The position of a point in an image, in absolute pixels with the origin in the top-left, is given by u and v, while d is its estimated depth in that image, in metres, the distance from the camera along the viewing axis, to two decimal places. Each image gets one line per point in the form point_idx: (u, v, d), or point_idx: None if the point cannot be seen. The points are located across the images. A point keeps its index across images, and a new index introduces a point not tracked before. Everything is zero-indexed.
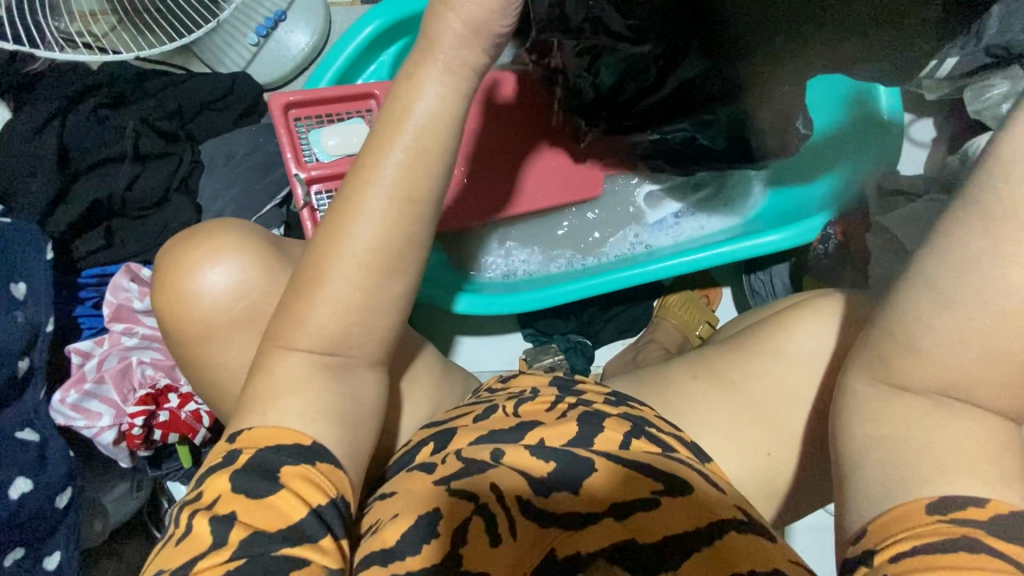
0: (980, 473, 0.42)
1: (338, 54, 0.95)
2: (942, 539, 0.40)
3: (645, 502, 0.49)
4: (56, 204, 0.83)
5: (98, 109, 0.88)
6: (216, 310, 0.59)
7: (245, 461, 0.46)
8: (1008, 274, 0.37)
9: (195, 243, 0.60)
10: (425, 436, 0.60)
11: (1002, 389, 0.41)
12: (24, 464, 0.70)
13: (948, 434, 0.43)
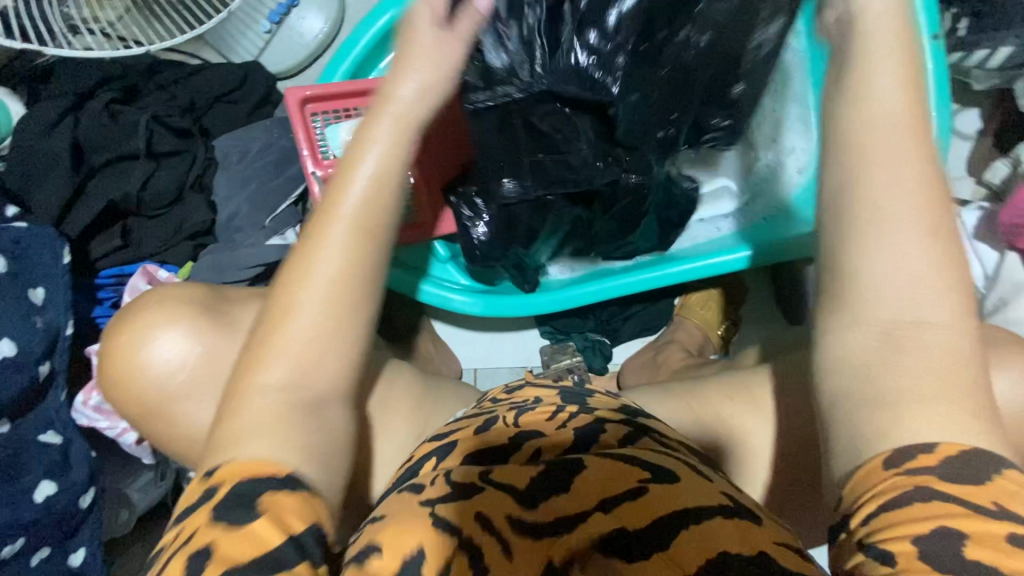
0: (957, 423, 0.40)
1: (353, 46, 0.91)
2: (899, 494, 0.39)
3: (634, 491, 0.47)
4: (71, 205, 0.82)
5: (111, 105, 0.86)
6: (168, 380, 0.63)
7: (224, 494, 0.43)
8: (887, 231, 0.42)
9: (129, 324, 0.64)
10: (426, 449, 0.59)
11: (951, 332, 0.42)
12: (48, 466, 0.71)
13: (911, 381, 0.41)
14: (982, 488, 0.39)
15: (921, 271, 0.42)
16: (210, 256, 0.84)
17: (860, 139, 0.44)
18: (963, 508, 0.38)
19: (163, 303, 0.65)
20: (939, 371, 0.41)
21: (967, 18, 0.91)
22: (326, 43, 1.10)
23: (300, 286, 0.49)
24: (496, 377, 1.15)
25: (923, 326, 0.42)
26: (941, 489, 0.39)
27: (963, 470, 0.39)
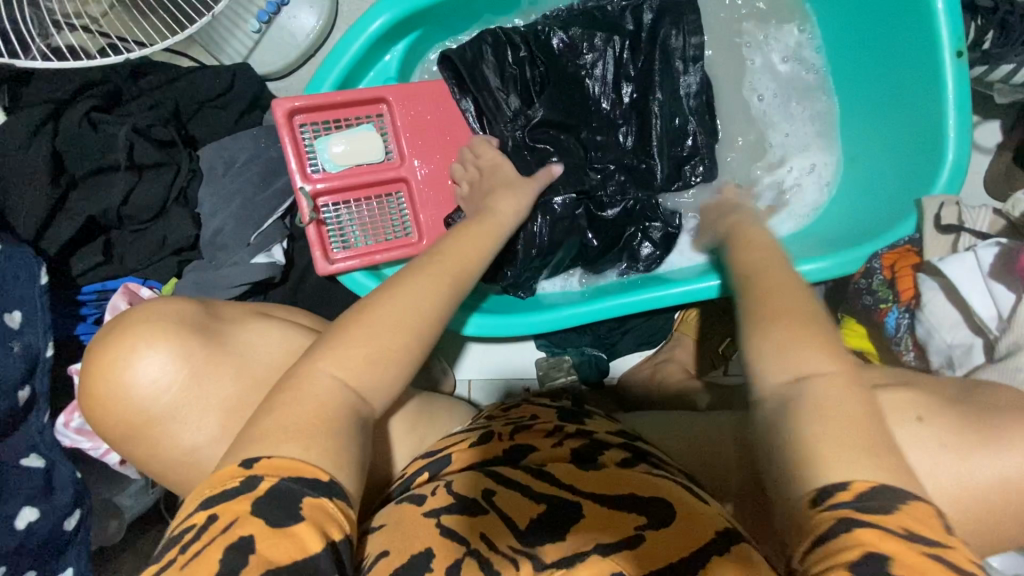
0: (865, 462, 0.45)
1: (343, 53, 0.87)
2: (826, 527, 0.42)
3: (631, 537, 0.50)
4: (50, 220, 0.79)
5: (91, 113, 0.83)
6: (147, 404, 0.59)
7: (265, 488, 0.43)
8: (775, 315, 0.53)
9: (112, 342, 0.59)
10: (421, 464, 0.63)
11: (843, 393, 0.48)
12: (31, 492, 0.70)
13: (821, 429, 0.47)
14: (892, 515, 0.42)
15: (790, 340, 0.50)
16: (192, 273, 0.84)
17: (741, 266, 0.61)
18: (878, 531, 0.41)
19: (153, 319, 0.61)
20: (846, 415, 0.47)
21: (994, 31, 0.85)
22: (318, 42, 1.05)
23: (332, 347, 0.51)
24: (490, 389, 1.13)
25: (815, 378, 0.49)
26: (863, 519, 0.42)
27: (872, 500, 0.43)
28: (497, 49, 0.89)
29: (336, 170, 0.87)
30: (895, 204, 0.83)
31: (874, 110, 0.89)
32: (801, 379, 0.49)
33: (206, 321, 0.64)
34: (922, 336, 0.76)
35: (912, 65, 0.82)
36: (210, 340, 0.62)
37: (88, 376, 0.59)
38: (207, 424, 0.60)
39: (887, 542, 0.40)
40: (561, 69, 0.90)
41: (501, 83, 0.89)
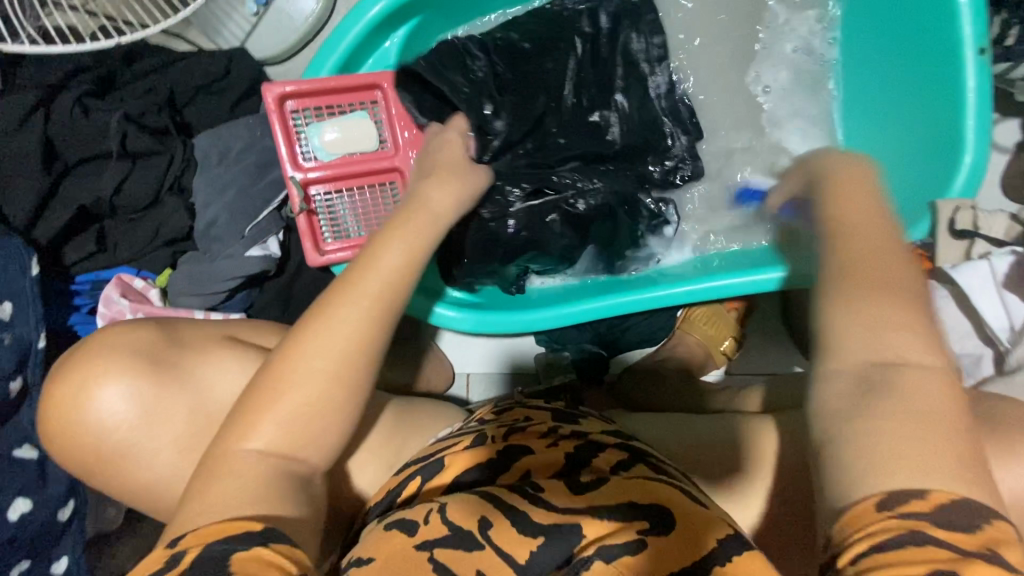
0: (939, 469, 0.40)
1: (341, 39, 0.84)
2: (892, 536, 0.38)
3: (636, 543, 0.50)
4: (43, 209, 0.78)
5: (83, 98, 0.81)
6: (105, 441, 0.58)
7: (191, 560, 0.41)
8: (871, 290, 0.46)
9: (59, 383, 0.59)
10: (413, 470, 0.63)
11: (930, 398, 0.42)
12: (23, 484, 0.70)
13: (897, 432, 0.41)
14: (969, 534, 0.38)
15: (874, 320, 0.45)
16: (186, 264, 0.83)
17: (831, 221, 0.52)
18: (947, 547, 0.38)
19: (90, 356, 0.60)
20: (925, 413, 0.42)
21: (1020, 27, 0.82)
22: (318, 26, 1.02)
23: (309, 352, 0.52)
24: (489, 385, 1.12)
25: (907, 367, 0.44)
26: (933, 535, 0.38)
27: (951, 515, 0.39)
28: (459, 57, 0.86)
29: (328, 158, 0.85)
30: (908, 205, 0.79)
31: (887, 108, 0.86)
32: (890, 364, 0.44)
33: (163, 349, 0.63)
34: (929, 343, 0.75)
35: (932, 63, 0.79)
36: (162, 374, 0.61)
37: (46, 418, 0.59)
38: (166, 459, 0.60)
39: (959, 561, 0.37)
40: (527, 71, 0.87)
41: (467, 88, 0.85)
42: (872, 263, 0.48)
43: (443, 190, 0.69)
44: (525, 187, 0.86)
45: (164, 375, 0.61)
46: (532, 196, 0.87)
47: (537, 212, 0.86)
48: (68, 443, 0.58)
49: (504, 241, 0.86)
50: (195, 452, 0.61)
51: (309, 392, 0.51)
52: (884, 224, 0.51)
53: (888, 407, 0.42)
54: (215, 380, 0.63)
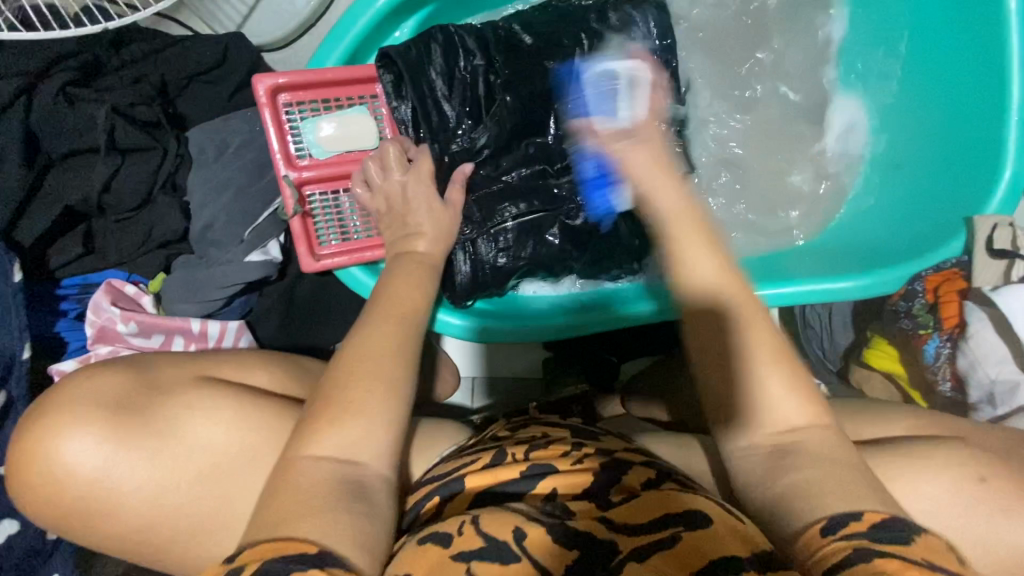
0: (860, 496, 0.45)
1: (349, 27, 0.79)
2: (843, 554, 0.41)
3: (664, 541, 0.47)
4: (24, 207, 0.72)
5: (67, 87, 0.75)
6: (84, 491, 0.56)
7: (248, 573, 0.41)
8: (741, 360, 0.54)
9: (28, 436, 0.56)
10: (432, 489, 0.60)
11: (829, 447, 0.50)
12: (10, 504, 0.66)
13: (813, 476, 0.47)
14: (910, 545, 0.41)
15: (768, 389, 0.53)
16: (181, 268, 0.78)
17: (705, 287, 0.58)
18: (898, 559, 0.39)
19: (61, 400, 0.58)
20: (832, 461, 0.48)
21: None
22: (319, 10, 0.95)
23: (347, 389, 0.55)
24: (493, 390, 1.09)
25: (805, 431, 0.51)
26: (877, 546, 0.41)
27: (888, 533, 0.42)
28: (447, 52, 0.80)
29: (322, 156, 0.78)
30: (940, 220, 0.79)
31: (923, 116, 0.84)
32: (792, 429, 0.52)
33: (138, 394, 0.60)
34: (963, 368, 0.72)
35: (971, 69, 0.78)
36: (132, 419, 0.58)
37: (20, 472, 0.56)
38: (133, 507, 0.57)
39: (915, 569, 0.39)
40: (523, 69, 0.81)
41: (450, 92, 0.80)
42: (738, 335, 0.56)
43: (431, 242, 0.72)
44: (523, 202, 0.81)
45: (135, 420, 0.58)
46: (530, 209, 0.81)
47: (533, 225, 0.82)
48: (31, 491, 0.56)
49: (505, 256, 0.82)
50: (165, 500, 0.58)
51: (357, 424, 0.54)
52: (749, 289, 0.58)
53: (795, 459, 0.49)
54: (191, 425, 0.60)
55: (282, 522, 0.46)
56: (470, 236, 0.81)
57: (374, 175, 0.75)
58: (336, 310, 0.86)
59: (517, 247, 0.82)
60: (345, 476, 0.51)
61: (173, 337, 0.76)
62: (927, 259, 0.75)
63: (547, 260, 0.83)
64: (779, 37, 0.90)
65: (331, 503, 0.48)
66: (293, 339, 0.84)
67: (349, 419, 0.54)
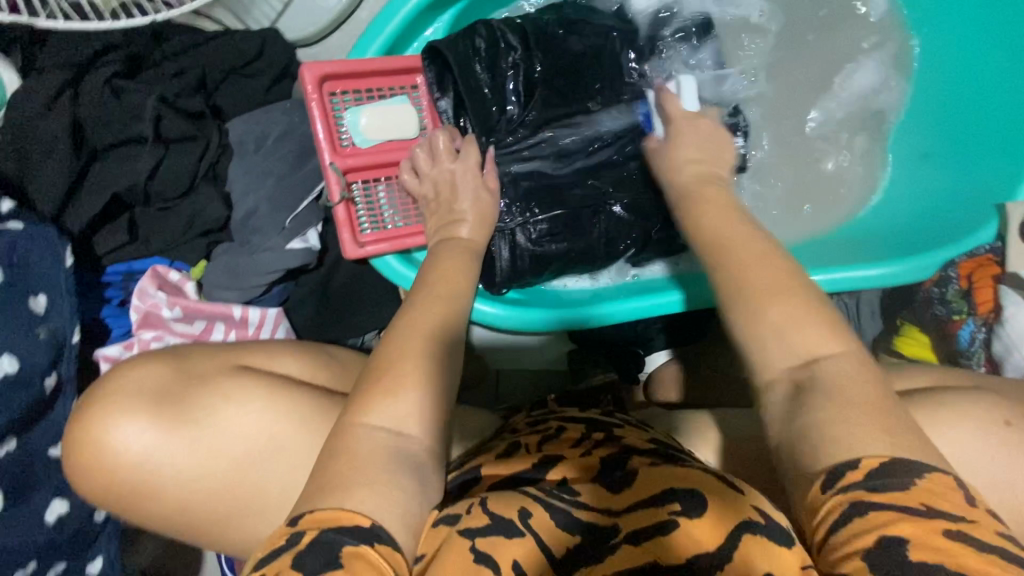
0: (871, 437, 0.43)
1: (387, 21, 0.81)
2: (839, 511, 0.40)
3: (660, 526, 0.48)
4: (71, 194, 0.74)
5: (113, 79, 0.77)
6: (136, 467, 0.58)
7: (309, 540, 0.43)
8: (769, 288, 0.52)
9: (84, 420, 0.59)
10: (461, 473, 0.63)
11: (851, 385, 0.46)
12: (60, 484, 0.68)
13: (833, 422, 0.44)
14: (908, 491, 0.39)
15: (786, 321, 0.50)
16: (223, 256, 0.80)
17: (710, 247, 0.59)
18: (890, 510, 0.39)
19: (113, 385, 0.61)
20: (858, 396, 0.45)
21: None
22: (351, 8, 0.97)
23: (401, 359, 0.58)
24: (518, 382, 1.10)
25: (824, 359, 0.48)
26: (874, 500, 0.39)
27: (885, 480, 0.40)
28: (489, 45, 0.83)
29: (366, 144, 0.82)
30: (966, 211, 0.79)
31: (954, 114, 0.86)
32: (811, 361, 0.48)
33: (176, 382, 0.63)
34: (998, 353, 0.72)
35: (1003, 52, 0.80)
36: (170, 408, 0.60)
37: (76, 454, 0.59)
38: (175, 493, 0.59)
39: (904, 519, 0.38)
40: (561, 59, 0.84)
41: (493, 86, 0.83)
42: (756, 269, 0.54)
43: (473, 227, 0.76)
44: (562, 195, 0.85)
45: (167, 406, 0.60)
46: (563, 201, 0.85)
47: (573, 215, 0.85)
48: (81, 475, 0.59)
49: (542, 248, 0.85)
50: (202, 487, 0.60)
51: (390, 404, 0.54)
52: (765, 254, 0.56)
53: (812, 395, 0.47)
54: (225, 413, 0.62)
55: (337, 487, 0.48)
56: (509, 227, 0.84)
57: (423, 163, 0.80)
58: (371, 297, 0.86)
59: (553, 235, 0.85)
60: (400, 450, 0.52)
61: (215, 324, 0.79)
62: (960, 244, 0.75)
63: (585, 249, 0.86)
64: (808, 26, 0.92)
65: (387, 472, 0.50)
66: (324, 330, 0.86)
67: (398, 393, 0.55)
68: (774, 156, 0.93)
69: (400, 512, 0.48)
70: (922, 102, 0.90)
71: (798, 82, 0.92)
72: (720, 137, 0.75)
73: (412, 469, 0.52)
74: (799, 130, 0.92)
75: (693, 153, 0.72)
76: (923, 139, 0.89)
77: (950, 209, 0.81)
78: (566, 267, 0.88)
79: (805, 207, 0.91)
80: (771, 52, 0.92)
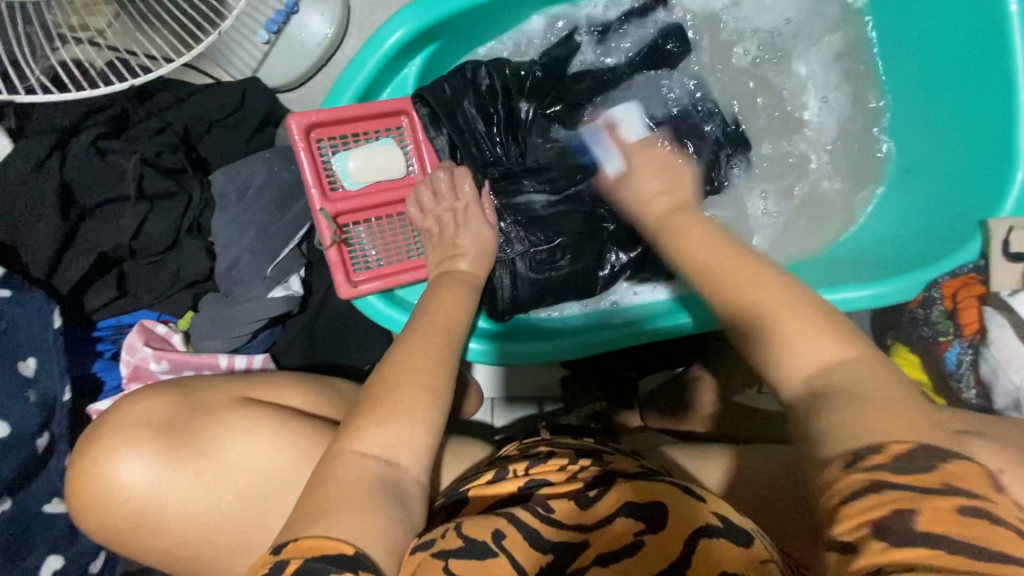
0: (906, 428, 0.41)
1: (358, 70, 0.82)
2: (858, 491, 0.38)
3: (631, 547, 0.49)
4: (61, 256, 0.77)
5: (97, 141, 0.79)
6: (131, 508, 0.59)
7: (292, 570, 0.44)
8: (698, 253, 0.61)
9: (90, 453, 0.60)
10: (446, 501, 0.62)
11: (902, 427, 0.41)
12: (55, 540, 0.69)
13: (861, 415, 0.42)
14: (926, 475, 0.38)
15: (744, 284, 0.54)
16: (208, 307, 0.82)
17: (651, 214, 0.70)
18: (910, 490, 0.37)
19: (126, 420, 0.62)
20: (875, 397, 0.44)
21: None
22: (331, 51, 0.99)
23: (385, 396, 0.58)
24: (514, 410, 1.10)
25: (839, 365, 0.47)
26: (892, 480, 0.38)
27: (913, 464, 0.38)
28: (477, 85, 0.86)
29: (354, 187, 0.84)
30: (957, 224, 0.77)
31: (939, 118, 0.84)
32: (823, 368, 0.47)
33: (180, 416, 0.63)
34: (986, 375, 0.72)
35: (975, 64, 0.78)
36: (174, 444, 0.61)
37: (78, 489, 0.60)
38: (172, 529, 0.60)
39: (918, 499, 0.37)
40: (546, 87, 0.88)
41: (483, 122, 0.87)
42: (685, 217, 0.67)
43: (472, 260, 0.78)
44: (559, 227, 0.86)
45: (172, 440, 0.61)
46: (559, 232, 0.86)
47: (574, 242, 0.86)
48: (91, 511, 0.60)
49: (538, 279, 0.86)
50: (196, 527, 0.61)
51: (381, 435, 0.56)
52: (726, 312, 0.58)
53: (826, 402, 0.44)
54: (228, 445, 0.63)
55: (318, 520, 0.48)
56: (513, 256, 0.85)
57: (420, 199, 0.82)
58: (357, 336, 0.88)
59: (548, 264, 0.86)
60: (390, 481, 0.53)
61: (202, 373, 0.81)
62: (947, 263, 0.73)
63: (583, 276, 0.87)
64: (790, 39, 0.92)
65: (373, 505, 0.51)
66: (317, 366, 0.87)
67: (390, 423, 0.56)
68: (762, 168, 0.93)
69: (383, 539, 0.49)
70: (903, 118, 0.88)
71: (778, 94, 0.93)
72: (672, 161, 0.77)
73: (397, 499, 0.53)
74: (781, 144, 0.93)
75: (652, 187, 0.73)
76: (904, 155, 0.88)
77: (942, 225, 0.79)
78: (563, 295, 0.88)
79: (793, 216, 0.92)
80: (749, 71, 0.93)
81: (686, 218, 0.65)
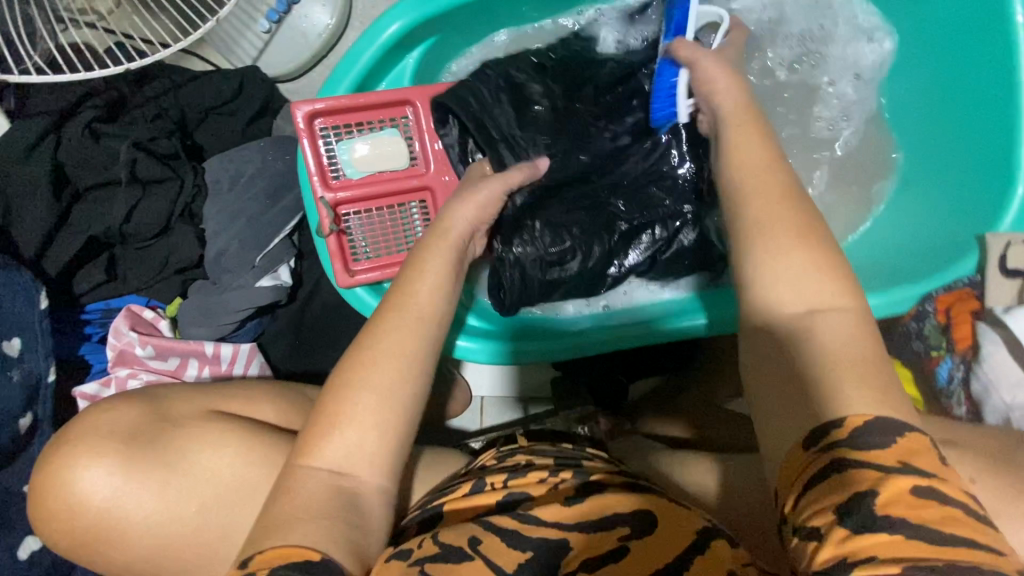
0: (875, 399, 0.41)
1: (355, 60, 0.82)
2: (817, 475, 0.39)
3: (614, 552, 0.49)
4: (52, 236, 0.77)
5: (92, 124, 0.80)
6: (97, 520, 0.59)
7: None
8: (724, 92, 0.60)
9: (49, 471, 0.60)
10: (416, 516, 0.60)
11: (868, 391, 0.42)
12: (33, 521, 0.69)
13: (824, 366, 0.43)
14: (888, 450, 0.39)
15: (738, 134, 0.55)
16: (196, 294, 0.82)
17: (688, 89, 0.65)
18: (871, 470, 0.38)
19: (87, 436, 0.61)
20: (848, 356, 0.44)
21: None
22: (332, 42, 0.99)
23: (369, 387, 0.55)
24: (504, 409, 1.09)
25: (825, 312, 0.46)
26: (851, 458, 0.39)
27: (871, 436, 0.39)
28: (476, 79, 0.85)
29: (356, 176, 0.84)
30: (955, 234, 0.76)
31: (949, 121, 0.82)
32: (812, 311, 0.46)
33: (146, 426, 0.63)
34: (977, 392, 0.70)
35: (991, 68, 0.76)
36: (139, 456, 0.61)
37: (39, 505, 0.59)
38: (137, 543, 0.60)
39: (883, 478, 0.37)
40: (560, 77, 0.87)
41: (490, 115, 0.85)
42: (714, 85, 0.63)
43: None
44: (574, 225, 0.83)
45: (134, 452, 0.61)
46: (573, 232, 0.83)
47: (592, 236, 0.83)
48: (51, 524, 0.60)
49: (535, 279, 0.83)
50: (162, 539, 0.60)
51: (363, 418, 0.54)
52: None
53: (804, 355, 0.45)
54: (196, 459, 0.62)
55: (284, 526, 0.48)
56: (524, 254, 0.82)
57: None
58: (346, 330, 0.87)
59: (554, 259, 0.83)
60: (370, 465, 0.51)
61: (188, 360, 0.80)
62: (937, 279, 0.73)
63: (591, 274, 0.84)
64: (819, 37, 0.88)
65: None
66: (301, 361, 0.86)
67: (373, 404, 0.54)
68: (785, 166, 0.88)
69: None
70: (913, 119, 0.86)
71: (800, 92, 0.89)
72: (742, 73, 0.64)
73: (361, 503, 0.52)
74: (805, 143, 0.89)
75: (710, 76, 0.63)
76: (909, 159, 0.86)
77: (941, 234, 0.78)
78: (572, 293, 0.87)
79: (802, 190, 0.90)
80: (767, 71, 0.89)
81: (745, 120, 0.57)
